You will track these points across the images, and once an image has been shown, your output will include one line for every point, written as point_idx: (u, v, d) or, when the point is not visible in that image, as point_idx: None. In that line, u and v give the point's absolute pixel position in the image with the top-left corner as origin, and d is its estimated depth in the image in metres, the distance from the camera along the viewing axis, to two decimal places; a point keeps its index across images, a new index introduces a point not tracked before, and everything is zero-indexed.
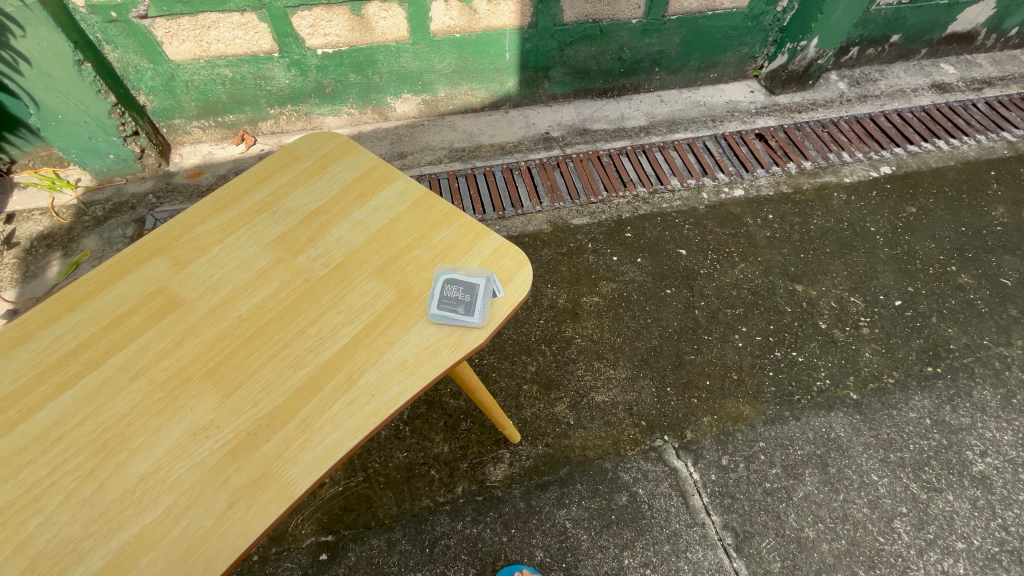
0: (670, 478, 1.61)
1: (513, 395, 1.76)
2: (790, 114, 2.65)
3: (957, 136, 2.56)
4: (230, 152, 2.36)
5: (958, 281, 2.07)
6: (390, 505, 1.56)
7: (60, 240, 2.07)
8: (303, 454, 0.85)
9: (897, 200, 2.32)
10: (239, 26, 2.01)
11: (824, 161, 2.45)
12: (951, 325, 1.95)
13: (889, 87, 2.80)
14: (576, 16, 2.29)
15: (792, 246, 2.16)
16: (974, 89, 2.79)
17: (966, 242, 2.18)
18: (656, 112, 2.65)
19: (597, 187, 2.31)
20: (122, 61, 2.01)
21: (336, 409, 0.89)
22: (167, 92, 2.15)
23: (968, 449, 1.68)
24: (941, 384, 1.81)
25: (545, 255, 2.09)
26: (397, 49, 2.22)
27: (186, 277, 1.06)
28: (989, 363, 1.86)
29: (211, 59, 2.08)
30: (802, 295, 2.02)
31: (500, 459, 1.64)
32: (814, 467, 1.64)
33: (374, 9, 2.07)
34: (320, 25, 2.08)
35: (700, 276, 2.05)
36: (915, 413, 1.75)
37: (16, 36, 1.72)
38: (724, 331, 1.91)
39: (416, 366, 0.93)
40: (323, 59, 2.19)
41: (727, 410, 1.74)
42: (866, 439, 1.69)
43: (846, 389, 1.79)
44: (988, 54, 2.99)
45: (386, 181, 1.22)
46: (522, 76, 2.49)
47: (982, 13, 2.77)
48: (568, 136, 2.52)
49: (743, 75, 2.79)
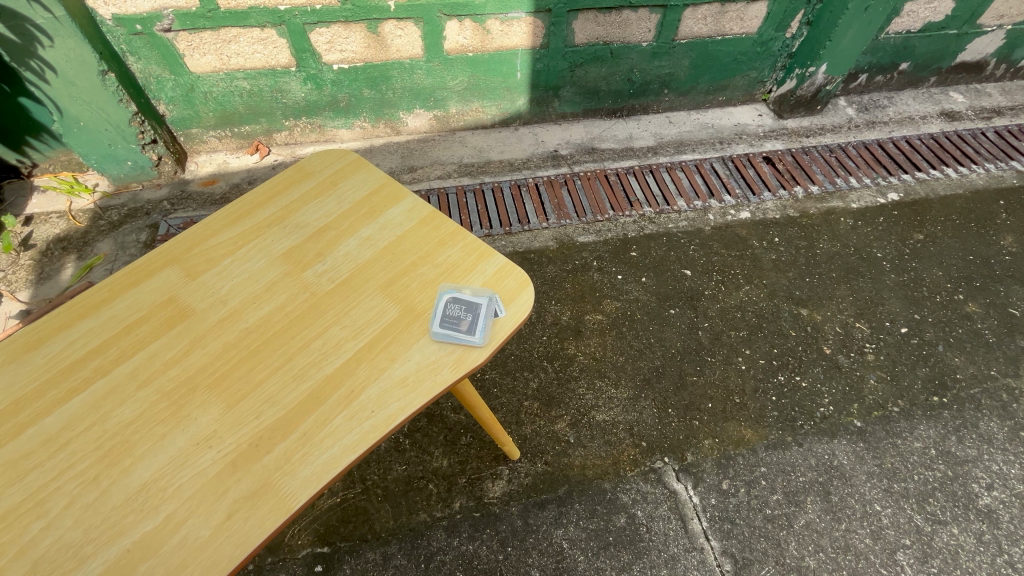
0: (669, 501, 1.60)
1: (514, 412, 1.76)
2: (797, 138, 2.67)
3: (965, 165, 2.56)
4: (244, 161, 2.42)
5: (966, 310, 2.05)
6: (388, 518, 1.56)
7: (75, 243, 2.11)
8: (302, 467, 0.86)
9: (904, 226, 2.31)
10: (259, 41, 2.06)
11: (831, 186, 2.46)
12: (959, 354, 1.93)
13: (897, 114, 2.81)
14: (586, 38, 2.34)
15: (798, 270, 2.16)
16: (983, 118, 2.80)
17: (973, 270, 2.17)
18: (664, 133, 2.68)
19: (603, 206, 2.33)
20: (145, 71, 2.07)
21: (337, 423, 0.90)
22: (186, 103, 2.21)
23: (974, 482, 1.65)
24: (947, 414, 1.79)
25: (550, 272, 2.11)
26: (411, 66, 2.28)
27: (196, 288, 1.08)
28: (997, 394, 1.84)
29: (230, 71, 2.13)
30: (807, 319, 2.01)
31: (498, 475, 1.63)
32: (815, 495, 1.62)
33: (390, 27, 2.12)
34: (337, 42, 2.13)
35: (704, 297, 2.06)
36: (921, 443, 1.73)
37: (44, 46, 1.78)
38: (728, 353, 1.91)
39: (417, 383, 0.95)
40: (338, 74, 2.24)
41: (729, 433, 1.73)
42: (870, 468, 1.67)
43: (850, 416, 1.78)
44: (998, 84, 3.00)
45: (395, 199, 1.25)
46: (533, 95, 2.53)
47: (990, 44, 2.79)
48: (576, 154, 2.55)
49: (752, 99, 2.82)
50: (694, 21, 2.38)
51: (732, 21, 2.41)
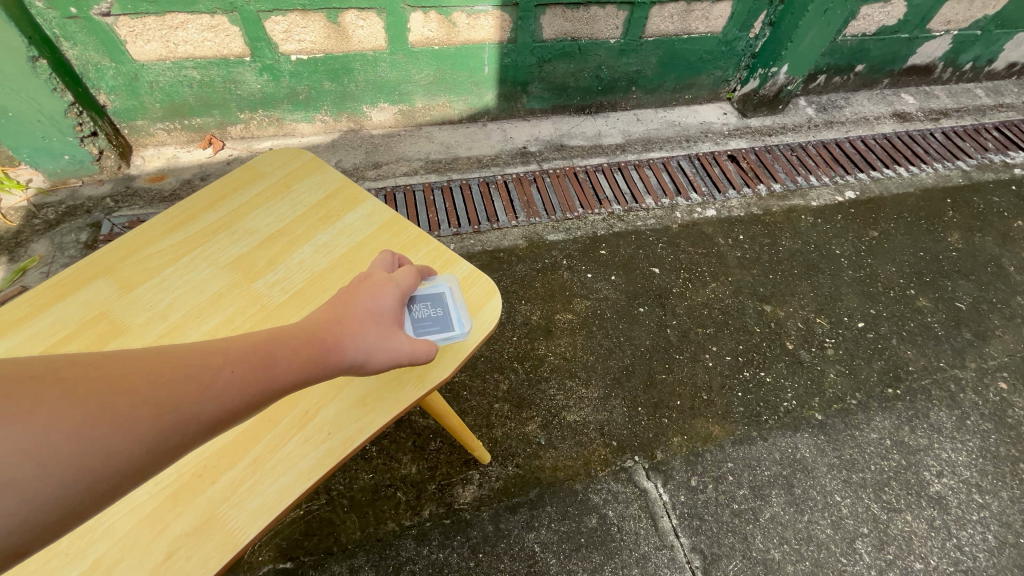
0: (640, 499, 1.61)
1: (484, 415, 1.73)
2: (760, 137, 2.73)
3: (916, 164, 2.67)
4: (196, 155, 2.29)
5: (917, 304, 2.14)
6: (354, 529, 1.50)
7: (6, 244, 1.95)
8: (251, 498, 0.81)
9: (860, 223, 2.40)
10: (209, 28, 1.94)
11: (793, 184, 2.52)
12: (911, 347, 2.02)
13: (853, 114, 2.91)
14: (554, 34, 2.31)
15: (761, 267, 2.20)
16: (932, 119, 2.93)
17: (924, 266, 2.27)
18: (632, 130, 2.68)
19: (572, 203, 2.32)
20: (82, 59, 1.92)
21: (290, 448, 0.86)
22: (130, 93, 2.07)
23: (926, 470, 1.73)
24: (901, 406, 1.86)
25: (519, 271, 2.08)
26: (374, 59, 2.19)
27: (132, 301, 1.00)
28: (945, 385, 1.93)
29: (178, 60, 2.00)
30: (770, 315, 2.06)
31: (469, 480, 1.60)
32: (779, 488, 1.66)
33: (351, 18, 2.04)
34: (294, 32, 2.03)
35: (673, 294, 2.08)
36: (876, 434, 1.79)
37: None
38: (695, 350, 1.93)
39: (377, 402, 0.91)
40: (296, 66, 2.14)
41: (697, 429, 1.75)
42: (830, 460, 1.73)
43: (811, 409, 1.83)
44: (945, 86, 3.15)
45: (353, 203, 1.19)
46: (501, 90, 2.48)
47: (939, 48, 2.92)
48: (545, 151, 2.53)
49: (717, 97, 2.86)
50: (661, 19, 2.38)
51: (698, 20, 2.42)
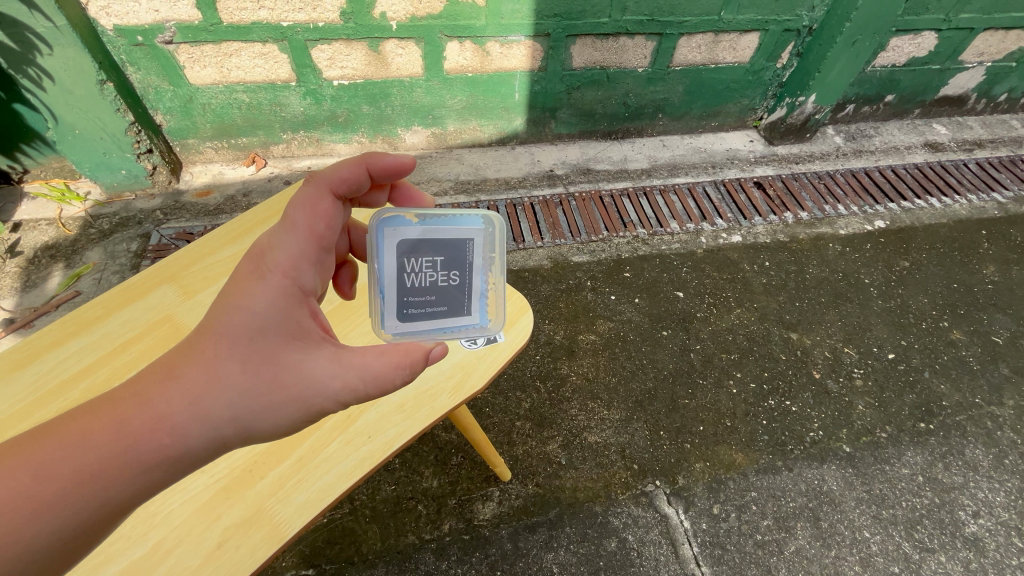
0: (661, 525, 1.59)
1: (505, 432, 1.75)
2: (787, 165, 2.74)
3: (948, 195, 2.63)
4: (240, 173, 2.42)
5: (950, 337, 2.09)
6: (375, 540, 1.53)
7: (64, 251, 2.08)
8: (297, 493, 0.89)
9: (890, 253, 2.37)
10: (260, 55, 2.07)
11: (820, 212, 2.51)
12: (944, 381, 1.96)
13: (883, 144, 2.90)
14: (584, 62, 2.38)
15: (788, 294, 2.19)
16: (965, 150, 2.89)
17: (957, 298, 2.22)
18: (658, 156, 2.72)
19: (597, 226, 2.36)
20: (144, 82, 2.07)
21: (333, 448, 0.94)
22: (184, 113, 2.21)
23: (961, 509, 1.67)
24: (934, 441, 1.81)
25: (544, 291, 2.11)
26: (411, 84, 2.30)
27: (194, 306, 1.07)
28: (981, 422, 1.87)
29: (230, 84, 2.14)
30: (797, 343, 2.04)
31: (489, 497, 1.62)
32: (805, 520, 1.62)
33: (391, 47, 2.15)
34: (337, 59, 2.15)
35: (697, 319, 2.08)
36: (908, 469, 1.74)
37: (43, 54, 1.78)
38: (719, 376, 1.92)
39: (415, 409, 1.00)
40: (338, 90, 2.26)
41: (720, 456, 1.73)
42: (859, 494, 1.68)
43: (839, 441, 1.79)
44: (979, 117, 3.11)
45: None
46: (530, 115, 2.56)
47: (971, 79, 2.90)
48: (572, 174, 2.59)
49: (744, 125, 2.88)
50: (688, 49, 2.43)
51: (725, 50, 2.47)
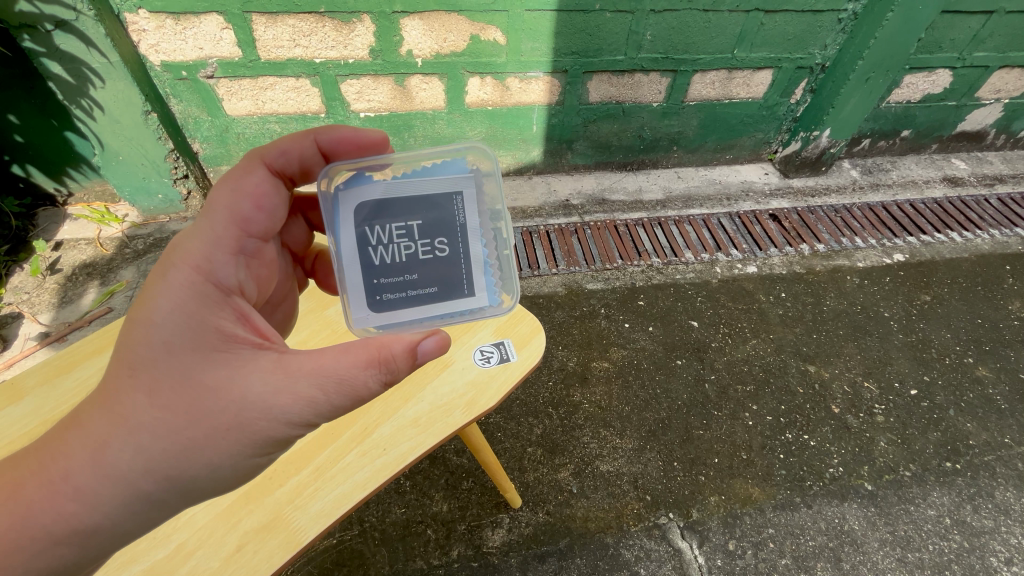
0: (674, 560, 1.55)
1: (516, 458, 1.75)
2: (802, 198, 2.75)
3: (969, 230, 2.60)
4: None
5: (976, 373, 2.04)
6: (383, 564, 1.52)
7: (99, 270, 2.18)
8: (313, 502, 0.95)
9: (911, 287, 2.34)
10: (293, 89, 2.19)
11: (837, 245, 2.50)
12: (971, 419, 1.90)
13: (900, 178, 2.90)
14: (600, 97, 2.47)
15: (804, 325, 2.17)
16: (985, 185, 2.87)
17: (982, 334, 2.18)
18: (673, 187, 2.77)
19: (612, 255, 2.39)
20: (184, 113, 2.21)
21: (348, 460, 1.01)
22: (219, 142, 2.34)
23: (992, 555, 1.60)
24: (961, 482, 1.75)
25: (557, 318, 2.13)
26: (433, 117, 2.41)
27: None
28: (1012, 463, 1.80)
29: (263, 116, 2.27)
30: (815, 376, 2.00)
31: (499, 524, 1.60)
32: (826, 561, 1.57)
33: (416, 82, 2.26)
34: (365, 93, 2.27)
35: (711, 349, 2.07)
36: (934, 510, 1.68)
37: (97, 87, 1.92)
38: (734, 408, 1.90)
39: (428, 424, 1.06)
40: (364, 122, 2.37)
41: (736, 490, 1.69)
42: (882, 535, 1.62)
43: (860, 479, 1.74)
44: (999, 152, 3.10)
45: None
46: (547, 147, 2.64)
47: (989, 116, 2.91)
48: (587, 205, 2.63)
49: (759, 158, 2.92)
50: (702, 85, 2.50)
51: (739, 86, 2.53)
